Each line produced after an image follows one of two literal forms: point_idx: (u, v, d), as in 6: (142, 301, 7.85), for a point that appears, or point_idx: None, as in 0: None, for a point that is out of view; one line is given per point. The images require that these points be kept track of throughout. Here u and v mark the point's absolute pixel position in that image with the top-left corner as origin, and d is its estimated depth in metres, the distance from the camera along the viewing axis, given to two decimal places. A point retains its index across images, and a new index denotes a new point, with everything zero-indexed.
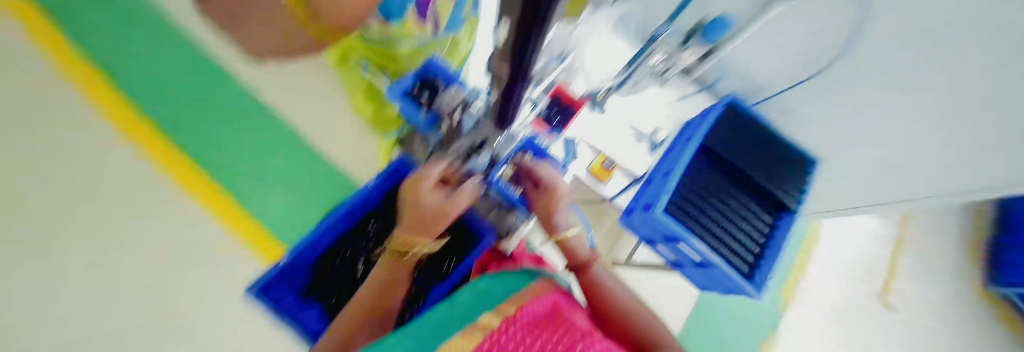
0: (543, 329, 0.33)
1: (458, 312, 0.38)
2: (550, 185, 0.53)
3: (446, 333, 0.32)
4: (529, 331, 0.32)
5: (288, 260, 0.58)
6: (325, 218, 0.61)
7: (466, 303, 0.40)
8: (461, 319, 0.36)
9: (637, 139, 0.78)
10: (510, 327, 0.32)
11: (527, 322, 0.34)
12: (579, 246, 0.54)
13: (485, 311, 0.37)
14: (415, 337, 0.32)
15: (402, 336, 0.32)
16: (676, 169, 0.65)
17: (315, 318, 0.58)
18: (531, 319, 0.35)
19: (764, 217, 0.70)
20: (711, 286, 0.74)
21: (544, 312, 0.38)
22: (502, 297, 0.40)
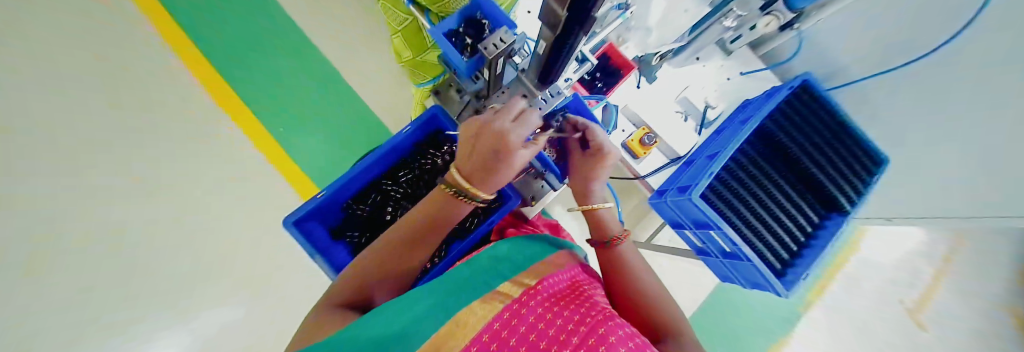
0: (561, 302, 0.33)
1: (477, 275, 0.39)
2: (599, 149, 0.49)
3: (465, 300, 0.33)
4: (548, 306, 0.32)
5: (322, 199, 0.59)
6: (358, 163, 0.62)
7: (484, 266, 0.41)
8: (480, 284, 0.36)
9: (682, 116, 0.73)
10: (529, 302, 0.32)
11: (546, 296, 0.34)
12: (608, 221, 0.51)
13: (504, 281, 0.37)
14: (434, 299, 0.33)
15: (422, 297, 0.33)
16: (724, 152, 0.59)
17: (345, 256, 0.62)
18: (550, 293, 0.35)
19: (811, 216, 0.64)
20: (735, 277, 0.70)
21: (561, 286, 0.37)
22: (521, 266, 0.41)
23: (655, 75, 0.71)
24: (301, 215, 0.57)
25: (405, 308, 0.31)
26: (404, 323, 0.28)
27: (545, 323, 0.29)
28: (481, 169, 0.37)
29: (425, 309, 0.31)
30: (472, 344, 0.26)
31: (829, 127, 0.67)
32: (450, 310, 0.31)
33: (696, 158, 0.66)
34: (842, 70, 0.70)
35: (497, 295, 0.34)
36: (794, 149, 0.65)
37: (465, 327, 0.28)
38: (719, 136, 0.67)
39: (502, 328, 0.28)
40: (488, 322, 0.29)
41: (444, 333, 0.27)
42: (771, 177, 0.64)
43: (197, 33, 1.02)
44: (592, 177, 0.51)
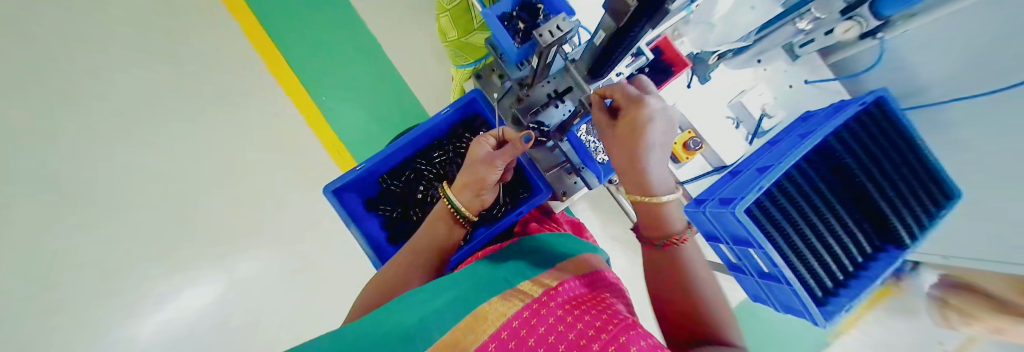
0: (583, 307, 0.32)
1: (498, 272, 0.39)
2: (635, 113, 0.40)
3: (484, 296, 0.33)
4: (569, 310, 0.31)
5: (360, 170, 0.61)
6: (396, 139, 0.62)
7: (505, 264, 0.41)
8: (501, 281, 0.37)
9: (733, 123, 0.70)
10: (549, 303, 0.31)
11: (566, 300, 0.33)
12: (667, 217, 0.43)
13: (525, 280, 0.37)
14: (456, 292, 0.34)
15: (444, 291, 0.35)
16: (779, 166, 0.54)
17: (376, 227, 0.64)
18: (570, 297, 0.34)
19: (863, 245, 0.59)
20: (768, 299, 0.66)
21: (581, 292, 0.36)
22: (542, 267, 0.41)
23: (709, 76, 0.66)
24: (340, 184, 0.59)
25: (429, 301, 0.33)
26: (426, 315, 0.29)
27: (566, 325, 0.28)
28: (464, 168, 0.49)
29: (446, 302, 0.32)
30: (489, 340, 0.27)
31: (904, 153, 0.60)
32: (470, 305, 0.31)
33: (744, 169, 0.61)
34: (919, 89, 0.64)
35: (517, 293, 0.34)
36: (857, 171, 0.59)
37: (485, 324, 0.29)
38: (773, 148, 0.62)
39: (521, 327, 0.28)
40: (507, 319, 0.29)
41: (462, 329, 0.28)
42: (826, 197, 0.59)
43: (270, 15, 1.14)
44: (637, 155, 0.41)
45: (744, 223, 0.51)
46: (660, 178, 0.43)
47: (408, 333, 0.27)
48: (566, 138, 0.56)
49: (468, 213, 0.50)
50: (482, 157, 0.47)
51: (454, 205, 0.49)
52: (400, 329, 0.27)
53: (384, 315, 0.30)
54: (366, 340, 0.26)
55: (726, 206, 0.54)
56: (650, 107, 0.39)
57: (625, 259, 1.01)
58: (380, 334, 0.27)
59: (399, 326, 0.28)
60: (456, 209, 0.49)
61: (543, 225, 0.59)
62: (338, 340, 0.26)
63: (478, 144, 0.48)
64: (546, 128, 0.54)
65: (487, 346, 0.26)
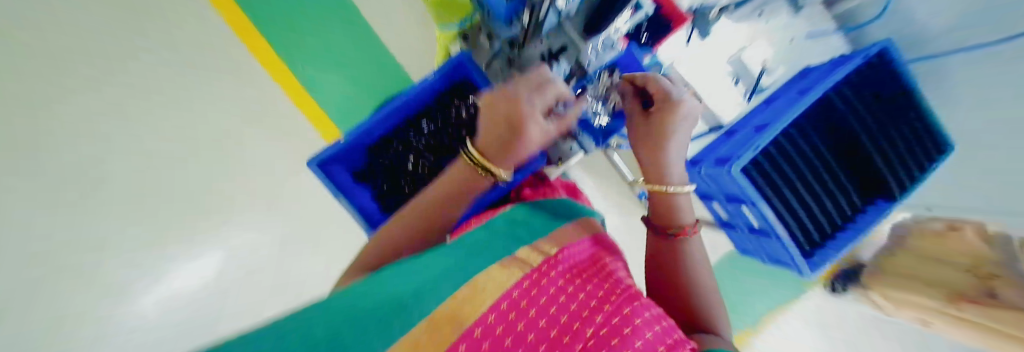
0: (584, 275, 0.32)
1: (494, 239, 0.38)
2: (668, 100, 0.43)
3: (480, 264, 0.32)
4: (569, 280, 0.31)
5: (346, 141, 0.59)
6: (381, 108, 0.60)
7: (500, 232, 0.40)
8: (497, 249, 0.36)
9: (733, 80, 0.67)
10: (549, 272, 0.31)
11: (568, 268, 0.33)
12: (679, 207, 0.44)
13: (522, 246, 0.36)
14: (450, 262, 0.32)
15: (438, 260, 0.33)
16: (776, 125, 0.53)
17: (367, 197, 0.63)
18: (571, 264, 0.34)
19: (852, 198, 0.60)
20: (757, 252, 0.68)
21: (582, 258, 0.36)
22: (538, 233, 0.40)
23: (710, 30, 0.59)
24: (326, 156, 0.58)
25: (422, 271, 0.31)
26: (419, 286, 0.28)
27: (567, 297, 0.28)
28: (501, 136, 0.39)
29: (440, 272, 0.30)
30: (489, 310, 0.25)
31: (903, 107, 0.58)
32: (467, 274, 0.30)
33: (740, 128, 0.60)
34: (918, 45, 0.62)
35: (515, 261, 0.33)
36: (856, 126, 0.58)
37: (484, 294, 0.27)
38: (771, 106, 0.61)
39: (522, 299, 0.27)
40: (508, 289, 0.28)
41: (461, 295, 0.26)
42: (820, 153, 0.59)
43: None
44: (663, 141, 0.42)
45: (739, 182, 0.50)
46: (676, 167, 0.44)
47: (404, 302, 0.25)
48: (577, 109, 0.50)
49: (502, 175, 0.41)
50: (538, 129, 0.39)
51: (485, 170, 0.40)
52: (393, 300, 0.26)
53: (373, 287, 0.28)
54: (355, 307, 0.24)
55: (722, 166, 0.53)
56: (684, 98, 0.42)
57: (618, 219, 1.02)
58: (370, 304, 0.25)
59: (391, 297, 0.26)
60: (488, 173, 0.41)
61: (535, 191, 0.57)
62: (323, 307, 0.24)
63: (528, 111, 0.38)
64: None
65: (487, 317, 0.25)
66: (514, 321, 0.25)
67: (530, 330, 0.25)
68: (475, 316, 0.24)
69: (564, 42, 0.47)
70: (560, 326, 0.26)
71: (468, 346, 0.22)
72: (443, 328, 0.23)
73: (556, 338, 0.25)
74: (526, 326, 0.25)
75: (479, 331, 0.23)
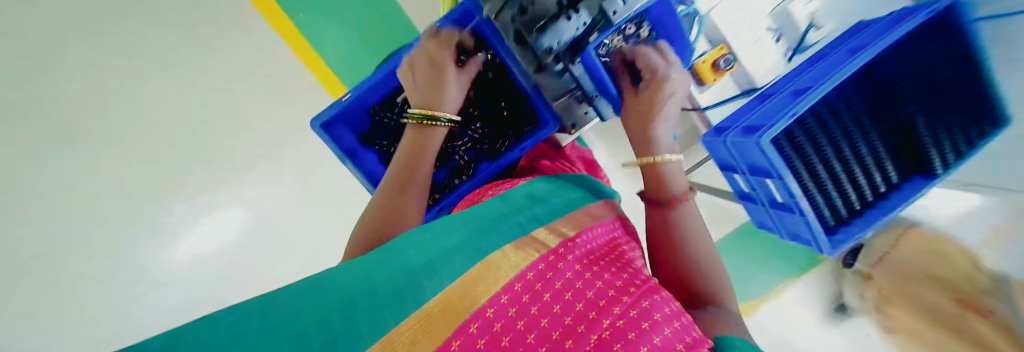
0: (601, 262, 0.33)
1: (514, 212, 0.38)
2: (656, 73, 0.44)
3: (498, 241, 0.32)
4: (586, 266, 0.32)
5: (348, 101, 0.55)
6: (385, 63, 0.54)
7: (518, 205, 0.40)
8: (514, 225, 0.36)
9: (773, 36, 0.60)
10: (566, 257, 0.32)
11: (585, 254, 0.33)
12: (670, 178, 0.43)
13: (541, 227, 0.37)
14: (470, 231, 0.34)
15: (458, 229, 0.34)
16: (819, 89, 0.47)
17: (375, 162, 0.62)
18: (588, 249, 0.34)
19: (886, 174, 0.56)
20: (774, 227, 0.66)
21: (600, 244, 0.36)
22: (558, 213, 0.40)
23: None
24: (328, 117, 0.55)
25: (441, 239, 0.32)
26: (439, 254, 0.29)
27: (584, 283, 0.29)
28: (430, 79, 0.46)
29: (459, 241, 0.32)
30: (501, 292, 0.27)
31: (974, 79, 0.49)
32: (485, 249, 0.31)
33: (776, 92, 0.55)
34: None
35: (532, 242, 0.34)
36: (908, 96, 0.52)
37: (498, 273, 0.29)
38: (816, 66, 0.54)
39: (535, 281, 0.29)
40: (521, 272, 0.29)
41: (475, 272, 0.28)
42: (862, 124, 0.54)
43: None
44: (651, 115, 0.43)
45: (767, 154, 0.46)
46: (667, 139, 0.44)
47: (422, 274, 0.27)
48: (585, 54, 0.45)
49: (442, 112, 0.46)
50: (450, 60, 0.46)
51: (422, 113, 0.45)
52: (412, 265, 0.28)
53: (399, 246, 0.30)
54: (379, 272, 0.26)
55: (749, 135, 0.49)
56: (670, 72, 0.43)
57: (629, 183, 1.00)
58: (393, 269, 0.27)
59: (412, 262, 0.28)
60: (426, 115, 0.45)
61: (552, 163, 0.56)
62: (354, 269, 0.27)
63: (444, 50, 0.47)
64: (555, 46, 0.48)
65: (500, 297, 0.27)
66: (526, 304, 0.27)
67: (543, 314, 0.26)
68: (486, 299, 0.26)
69: None
70: (574, 313, 0.26)
71: (479, 327, 0.24)
72: (456, 308, 0.25)
73: (571, 325, 0.25)
74: (539, 309, 0.26)
75: (491, 312, 0.25)
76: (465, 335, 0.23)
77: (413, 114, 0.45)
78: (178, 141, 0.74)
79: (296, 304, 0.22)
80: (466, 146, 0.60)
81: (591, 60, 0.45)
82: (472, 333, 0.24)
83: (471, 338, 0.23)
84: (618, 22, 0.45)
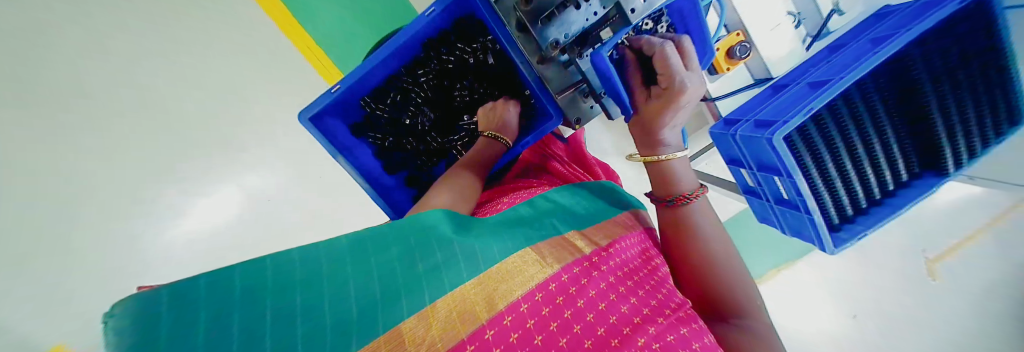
0: (635, 277, 0.36)
1: (544, 215, 0.42)
2: (671, 84, 0.38)
3: (533, 238, 0.36)
4: (620, 280, 0.34)
5: (339, 93, 0.52)
6: (372, 53, 0.51)
7: (546, 209, 0.43)
8: (548, 225, 0.40)
9: (794, 21, 0.57)
10: (601, 267, 0.35)
11: (619, 262, 0.37)
12: (677, 176, 0.43)
13: (573, 230, 0.40)
14: (501, 226, 0.37)
15: (494, 224, 0.38)
16: (846, 79, 0.43)
17: (369, 156, 0.61)
18: (622, 259, 0.37)
19: (898, 170, 0.54)
20: (776, 221, 0.64)
21: (631, 253, 0.39)
22: (588, 220, 0.43)
23: None
24: (318, 109, 0.52)
25: (476, 229, 0.36)
26: (475, 243, 0.32)
27: (618, 296, 0.32)
28: (505, 115, 0.53)
29: (491, 232, 0.35)
30: (536, 290, 0.30)
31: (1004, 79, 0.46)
32: (520, 244, 0.34)
33: (793, 82, 0.52)
34: None
35: (566, 244, 0.37)
36: (930, 95, 0.49)
37: (532, 269, 0.32)
38: (835, 56, 0.52)
39: (571, 284, 0.31)
40: (557, 272, 0.32)
41: (510, 263, 0.32)
42: (878, 122, 0.51)
43: None
44: (660, 122, 0.41)
45: (778, 151, 0.44)
46: (672, 140, 0.43)
47: (458, 258, 0.30)
48: (591, 57, 0.40)
49: (506, 138, 0.52)
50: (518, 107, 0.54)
51: (493, 135, 0.51)
52: (448, 243, 0.31)
53: (431, 223, 0.34)
54: (415, 246, 0.31)
55: (762, 131, 0.46)
56: (688, 86, 0.38)
57: (633, 172, 0.98)
58: (433, 245, 0.31)
59: (449, 243, 0.31)
60: (495, 137, 0.51)
61: (569, 170, 0.57)
62: (393, 231, 0.32)
63: (514, 100, 0.55)
64: (562, 40, 0.43)
65: (535, 294, 0.29)
66: (560, 306, 0.29)
67: (576, 319, 0.29)
68: (521, 294, 0.29)
69: None
70: (608, 326, 0.29)
71: (512, 321, 0.27)
72: (487, 305, 0.28)
73: (604, 337, 0.28)
74: (572, 314, 0.29)
75: (524, 308, 0.28)
76: (498, 327, 0.27)
77: (487, 134, 0.51)
78: (161, 130, 0.68)
79: (335, 264, 0.27)
80: (464, 140, 0.61)
81: (604, 65, 0.40)
82: (507, 326, 0.27)
83: (505, 331, 0.27)
84: (637, 19, 0.42)
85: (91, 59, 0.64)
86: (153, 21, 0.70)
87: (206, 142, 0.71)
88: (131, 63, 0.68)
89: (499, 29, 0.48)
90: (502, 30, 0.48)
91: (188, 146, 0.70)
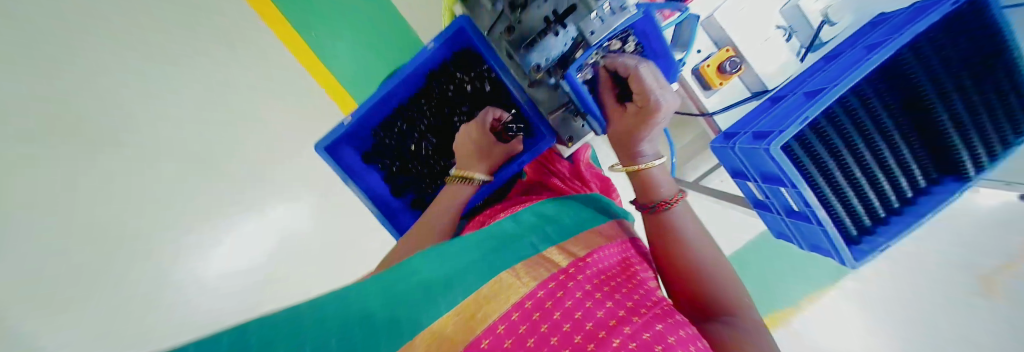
0: (612, 282, 0.35)
1: (525, 232, 0.42)
2: (648, 103, 0.40)
3: (508, 262, 0.36)
4: (596, 287, 0.33)
5: (352, 124, 0.57)
6: (384, 85, 0.56)
7: (531, 224, 0.43)
8: (526, 245, 0.40)
9: (784, 34, 0.58)
10: (577, 276, 0.34)
11: (596, 270, 0.36)
12: (656, 182, 0.43)
13: (552, 246, 0.40)
14: (479, 251, 0.37)
15: (473, 248, 0.38)
16: (837, 89, 0.44)
17: (378, 180, 0.64)
18: (600, 268, 0.37)
19: (913, 176, 0.52)
20: (793, 236, 0.62)
21: (612, 262, 0.39)
22: (570, 231, 0.43)
23: None
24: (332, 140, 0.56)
25: (457, 258, 0.36)
26: (451, 277, 0.33)
27: (594, 303, 0.31)
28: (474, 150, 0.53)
29: (468, 261, 0.36)
30: (512, 309, 0.30)
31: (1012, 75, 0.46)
32: (493, 269, 0.35)
33: (790, 94, 0.53)
34: None
35: (541, 261, 0.37)
36: (938, 103, 0.48)
37: (510, 292, 0.32)
38: (831, 65, 0.52)
39: (547, 299, 0.31)
40: (532, 290, 0.32)
41: (486, 290, 0.32)
42: (884, 128, 0.51)
43: None
44: (639, 135, 0.42)
45: (778, 161, 0.44)
46: (650, 150, 0.44)
47: (435, 294, 0.30)
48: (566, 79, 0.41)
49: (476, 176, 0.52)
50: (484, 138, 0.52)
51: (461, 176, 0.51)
52: (425, 282, 0.32)
53: (409, 264, 0.34)
54: (393, 286, 0.31)
55: (759, 141, 0.47)
56: (663, 102, 0.39)
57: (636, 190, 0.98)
58: (411, 284, 0.31)
59: (427, 282, 0.32)
60: (464, 179, 0.51)
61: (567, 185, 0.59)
62: (371, 279, 0.32)
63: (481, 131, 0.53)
64: (543, 63, 0.45)
65: (511, 314, 0.29)
66: (538, 322, 0.29)
67: (554, 332, 0.28)
68: (499, 315, 0.29)
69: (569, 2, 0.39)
70: (585, 332, 0.28)
71: (489, 343, 0.27)
72: (469, 332, 0.28)
73: (581, 344, 0.27)
74: (550, 327, 0.28)
75: (501, 329, 0.28)
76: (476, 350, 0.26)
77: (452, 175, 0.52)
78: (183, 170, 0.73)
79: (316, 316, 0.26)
80: None
81: (576, 87, 0.42)
82: (484, 348, 0.27)
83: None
84: (597, 42, 0.40)
85: (116, 103, 0.68)
86: (176, 66, 0.73)
87: (226, 181, 0.76)
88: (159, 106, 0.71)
89: (494, 62, 0.53)
90: (498, 62, 0.53)
91: (213, 180, 0.75)
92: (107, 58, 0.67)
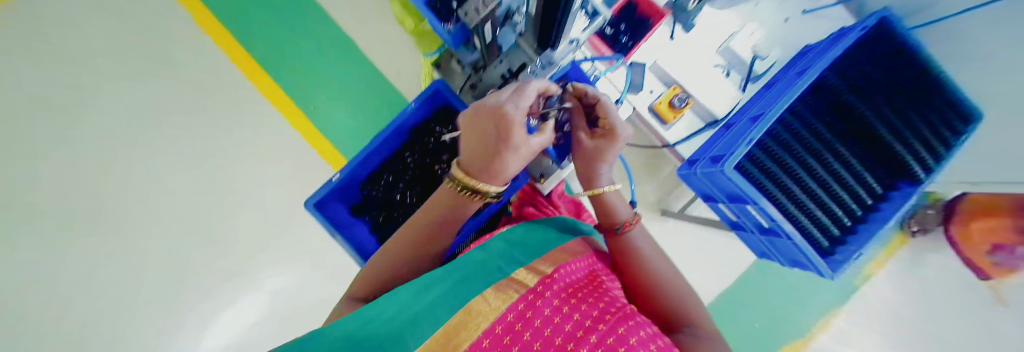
0: (578, 295, 0.34)
1: (492, 258, 0.41)
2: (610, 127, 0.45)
3: (477, 287, 0.34)
4: (563, 300, 0.32)
5: (339, 180, 0.60)
6: (371, 141, 0.60)
7: (500, 251, 0.43)
8: (494, 269, 0.38)
9: (723, 71, 0.66)
10: (545, 293, 0.33)
11: (563, 286, 0.35)
12: (615, 205, 0.46)
13: (519, 267, 0.39)
14: (450, 282, 0.35)
15: (442, 280, 0.36)
16: (770, 114, 0.51)
17: (365, 232, 0.65)
18: (566, 283, 0.36)
19: (871, 183, 0.56)
20: (773, 254, 0.64)
21: (579, 276, 0.38)
22: (539, 251, 0.43)
23: (691, 21, 0.62)
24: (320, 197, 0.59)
25: (427, 295, 0.33)
26: (420, 310, 0.30)
27: (562, 317, 0.30)
28: (486, 153, 0.36)
29: (440, 294, 0.33)
30: (483, 336, 0.28)
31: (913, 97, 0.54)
32: (461, 295, 0.33)
33: (738, 119, 0.58)
34: None
35: (511, 282, 0.35)
36: (873, 120, 0.55)
37: (478, 318, 0.29)
38: (771, 90, 0.59)
39: (516, 321, 0.29)
40: (502, 313, 0.30)
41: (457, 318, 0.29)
42: (827, 142, 0.56)
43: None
44: (597, 162, 0.46)
45: (734, 181, 0.48)
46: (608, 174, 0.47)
47: (406, 329, 0.28)
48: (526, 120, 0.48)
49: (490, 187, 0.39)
50: (513, 141, 0.34)
51: (468, 189, 0.39)
52: (393, 319, 0.29)
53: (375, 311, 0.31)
54: (357, 330, 0.28)
55: (716, 164, 0.51)
56: (619, 125, 0.44)
57: None
58: (377, 324, 0.29)
59: (395, 319, 0.29)
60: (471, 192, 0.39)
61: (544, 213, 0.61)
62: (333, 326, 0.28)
63: (513, 129, 0.33)
64: None
65: (482, 341, 0.27)
66: (507, 345, 0.27)
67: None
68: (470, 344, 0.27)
69: (519, 61, 0.49)
70: (554, 347, 0.27)
71: None
72: None
73: None
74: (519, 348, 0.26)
75: None
76: None
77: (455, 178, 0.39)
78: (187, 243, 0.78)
79: None
80: None
81: None
82: None
83: None
84: None
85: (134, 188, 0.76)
86: (179, 125, 0.81)
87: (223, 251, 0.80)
88: (143, 136, 0.79)
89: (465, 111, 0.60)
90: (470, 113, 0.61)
91: (207, 237, 0.79)
92: (126, 135, 0.77)
